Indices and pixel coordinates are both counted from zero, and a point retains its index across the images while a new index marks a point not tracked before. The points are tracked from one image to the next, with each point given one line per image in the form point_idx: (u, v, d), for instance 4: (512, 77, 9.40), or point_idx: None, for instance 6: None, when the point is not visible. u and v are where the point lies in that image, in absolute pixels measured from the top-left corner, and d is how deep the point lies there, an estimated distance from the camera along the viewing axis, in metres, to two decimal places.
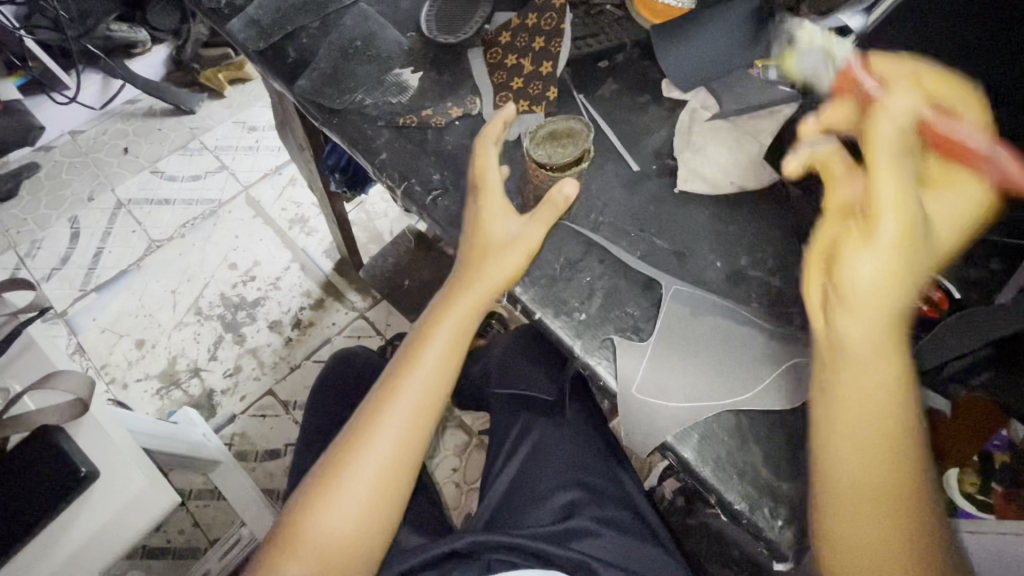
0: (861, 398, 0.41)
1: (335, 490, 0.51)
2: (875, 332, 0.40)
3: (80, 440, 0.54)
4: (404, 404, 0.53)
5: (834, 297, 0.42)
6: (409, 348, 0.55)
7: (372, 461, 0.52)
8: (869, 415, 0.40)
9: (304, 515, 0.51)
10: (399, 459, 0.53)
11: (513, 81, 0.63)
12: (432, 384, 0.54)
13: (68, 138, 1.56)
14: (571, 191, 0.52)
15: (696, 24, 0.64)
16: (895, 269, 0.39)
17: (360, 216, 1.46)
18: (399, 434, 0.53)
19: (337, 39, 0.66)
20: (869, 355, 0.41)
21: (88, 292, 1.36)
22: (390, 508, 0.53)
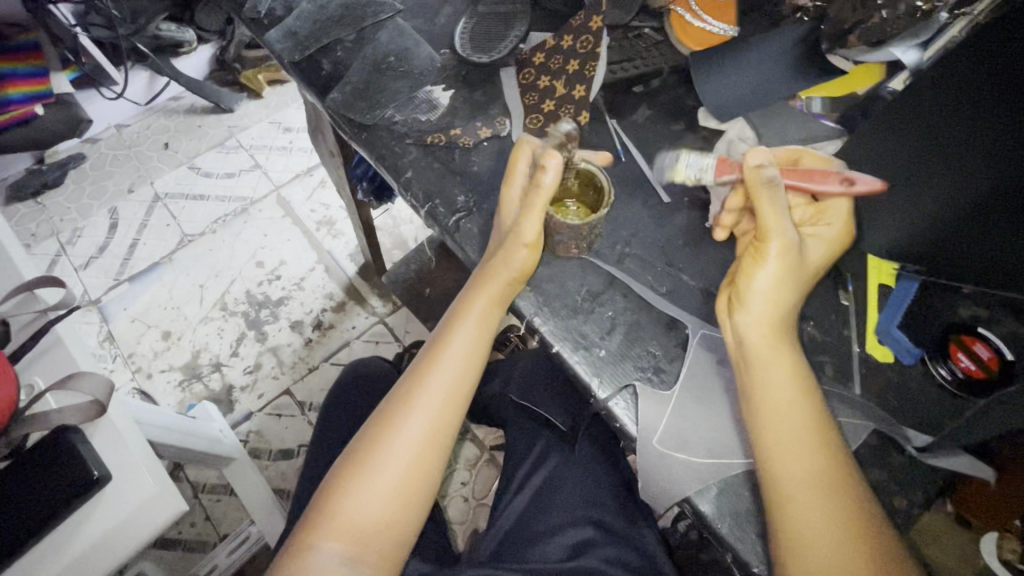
0: (784, 427, 0.43)
1: (360, 483, 0.50)
2: (778, 375, 0.44)
3: (96, 441, 0.54)
4: (429, 400, 0.52)
5: (740, 356, 0.46)
6: (440, 335, 0.55)
7: (397, 456, 0.51)
8: (802, 449, 0.42)
9: (334, 500, 0.50)
10: (423, 453, 0.51)
11: (545, 104, 0.62)
12: (461, 377, 0.53)
13: (114, 131, 1.62)
14: (552, 166, 0.48)
15: (739, 54, 0.62)
16: (774, 322, 0.45)
17: (386, 221, 1.46)
18: (429, 420, 0.52)
19: (372, 54, 0.66)
20: (787, 394, 0.44)
21: (122, 282, 1.40)
22: (419, 495, 0.52)
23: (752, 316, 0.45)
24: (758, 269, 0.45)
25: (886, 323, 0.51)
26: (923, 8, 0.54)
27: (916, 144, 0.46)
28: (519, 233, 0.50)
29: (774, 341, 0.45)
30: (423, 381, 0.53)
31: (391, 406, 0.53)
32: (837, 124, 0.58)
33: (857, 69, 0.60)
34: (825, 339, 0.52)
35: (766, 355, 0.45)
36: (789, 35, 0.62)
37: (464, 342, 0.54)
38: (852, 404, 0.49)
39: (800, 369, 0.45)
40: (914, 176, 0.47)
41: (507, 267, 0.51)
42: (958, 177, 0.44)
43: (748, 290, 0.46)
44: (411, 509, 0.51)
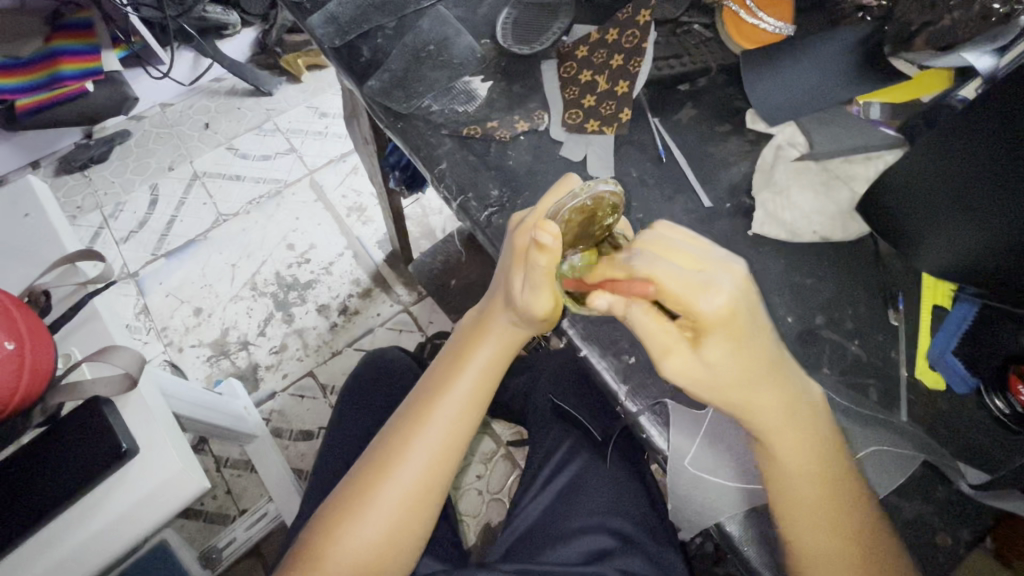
0: (812, 487, 0.41)
1: (366, 503, 0.51)
2: (791, 441, 0.41)
3: (127, 413, 0.56)
4: (436, 431, 0.53)
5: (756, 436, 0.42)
6: (445, 368, 0.56)
7: (401, 482, 0.51)
8: (825, 509, 0.41)
9: (335, 531, 0.50)
10: (425, 484, 0.52)
11: (585, 99, 0.60)
12: (466, 409, 0.54)
13: (158, 110, 1.66)
14: (549, 240, 0.42)
15: (795, 54, 0.59)
16: (747, 389, 0.40)
17: (416, 211, 1.46)
18: (431, 455, 0.52)
19: (411, 42, 0.65)
20: (799, 463, 0.41)
21: (158, 257, 1.44)
22: (419, 523, 0.52)
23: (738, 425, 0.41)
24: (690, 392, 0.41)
25: (939, 348, 0.48)
26: (999, 11, 0.50)
27: (968, 173, 0.44)
28: (531, 309, 0.48)
29: (784, 417, 0.40)
30: (430, 411, 0.53)
31: (398, 428, 0.54)
32: (898, 132, 0.54)
33: (922, 75, 0.56)
34: (871, 360, 0.49)
35: (766, 423, 0.41)
36: (850, 36, 0.59)
37: (473, 377, 0.54)
38: (899, 433, 0.46)
39: (801, 423, 0.41)
40: (953, 206, 0.46)
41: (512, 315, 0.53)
42: (1015, 204, 0.42)
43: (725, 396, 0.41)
44: (414, 530, 0.52)
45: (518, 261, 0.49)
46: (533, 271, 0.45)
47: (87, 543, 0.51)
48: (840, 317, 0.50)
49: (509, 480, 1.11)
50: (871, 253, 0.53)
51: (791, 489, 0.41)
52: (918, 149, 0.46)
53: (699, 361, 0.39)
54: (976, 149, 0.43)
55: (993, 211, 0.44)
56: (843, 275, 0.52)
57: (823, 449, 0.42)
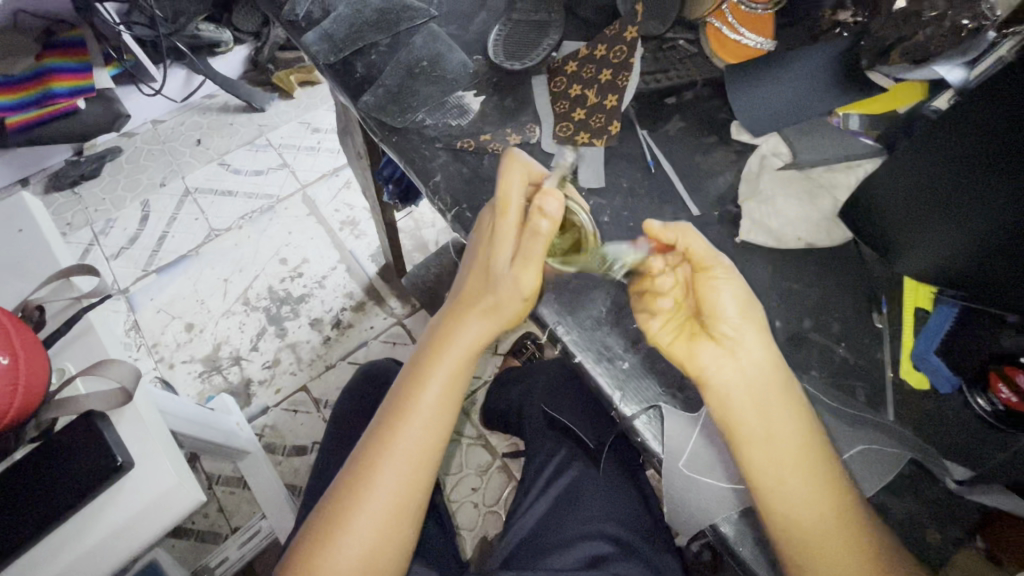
0: (789, 465, 0.42)
1: (343, 531, 0.50)
2: (781, 417, 0.43)
3: (122, 428, 0.55)
4: (406, 447, 0.51)
5: (748, 401, 0.43)
6: (407, 384, 0.54)
7: (375, 505, 0.50)
8: (805, 489, 0.42)
9: (316, 554, 0.50)
10: (401, 501, 0.51)
11: (576, 112, 0.62)
12: (435, 423, 0.53)
13: (150, 127, 1.66)
14: (553, 208, 0.49)
15: (776, 68, 0.61)
16: (767, 344, 0.44)
17: (409, 223, 1.48)
18: (404, 471, 0.51)
19: (405, 58, 0.67)
20: (792, 448, 0.42)
21: (149, 273, 1.43)
22: (399, 540, 0.51)
23: (752, 342, 0.44)
24: (721, 291, 0.45)
25: (923, 349, 0.49)
26: (969, 26, 0.53)
27: (925, 189, 0.48)
28: (517, 286, 0.49)
29: (776, 375, 0.44)
30: (399, 429, 0.52)
31: (367, 448, 0.52)
32: (875, 143, 0.56)
33: (897, 86, 0.58)
34: (858, 361, 0.50)
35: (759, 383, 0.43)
36: (828, 50, 0.61)
37: (438, 387, 0.53)
38: (886, 431, 0.47)
39: (784, 382, 0.44)
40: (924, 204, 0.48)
41: (485, 316, 0.52)
42: (988, 210, 0.44)
43: (709, 311, 0.45)
44: (395, 552, 0.51)
45: (502, 236, 0.51)
46: (527, 242, 0.49)
47: (82, 560, 0.51)
48: (827, 320, 0.52)
49: (505, 492, 1.10)
50: (855, 257, 0.54)
51: (771, 465, 0.42)
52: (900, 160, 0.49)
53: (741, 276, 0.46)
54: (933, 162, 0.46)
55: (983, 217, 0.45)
56: (829, 280, 0.53)
57: (802, 410, 0.44)
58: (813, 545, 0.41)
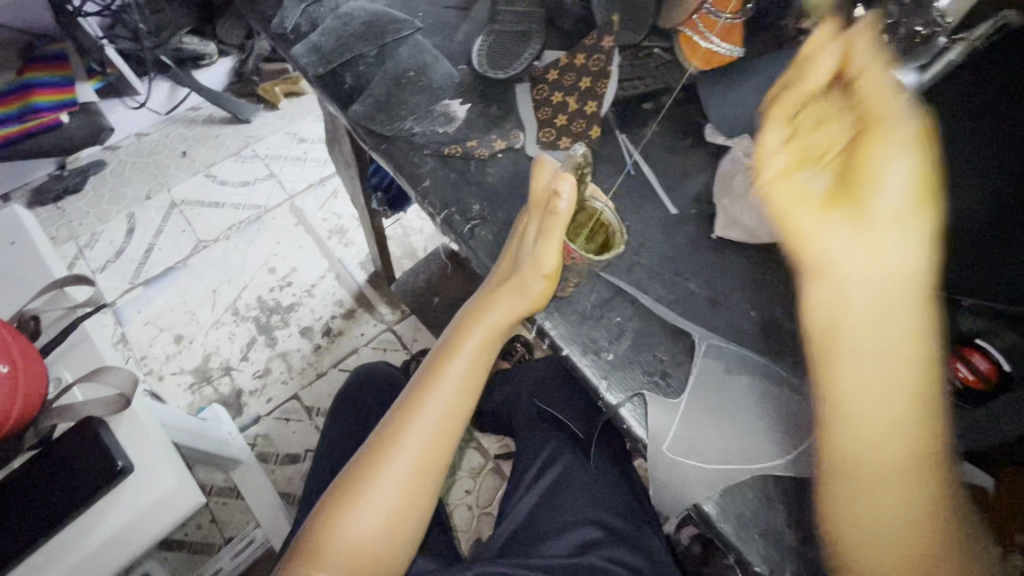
0: (890, 386, 0.39)
1: (364, 495, 0.52)
2: (899, 332, 0.38)
3: (120, 433, 0.56)
4: (427, 421, 0.54)
5: (880, 301, 0.38)
6: (436, 358, 0.57)
7: (393, 476, 0.53)
8: (898, 417, 0.39)
9: (332, 523, 0.52)
10: (417, 477, 0.54)
11: (558, 119, 0.65)
12: (456, 402, 0.55)
13: (134, 139, 1.66)
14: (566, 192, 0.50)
15: (745, 72, 0.65)
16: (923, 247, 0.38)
17: (397, 231, 1.49)
18: (423, 446, 0.54)
19: (392, 69, 0.69)
20: (900, 372, 0.38)
21: (137, 285, 1.43)
22: (411, 514, 0.54)
23: (902, 236, 0.38)
24: (888, 162, 0.39)
25: None
26: (921, 33, 0.55)
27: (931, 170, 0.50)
28: (537, 263, 0.52)
29: (914, 287, 0.39)
30: (422, 402, 0.54)
31: (392, 420, 0.55)
32: None
33: None
34: None
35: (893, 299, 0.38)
36: (794, 57, 0.65)
37: (463, 363, 0.56)
38: None
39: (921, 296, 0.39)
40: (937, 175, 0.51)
41: (514, 295, 0.54)
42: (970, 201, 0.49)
43: (871, 173, 0.39)
44: (413, 515, 0.54)
45: (535, 212, 0.54)
46: (547, 222, 0.51)
47: (80, 565, 0.52)
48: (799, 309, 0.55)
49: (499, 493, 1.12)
50: None
51: (873, 381, 0.39)
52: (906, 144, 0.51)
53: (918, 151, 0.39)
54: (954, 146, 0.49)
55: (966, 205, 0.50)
56: None
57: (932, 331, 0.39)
58: (871, 479, 0.39)
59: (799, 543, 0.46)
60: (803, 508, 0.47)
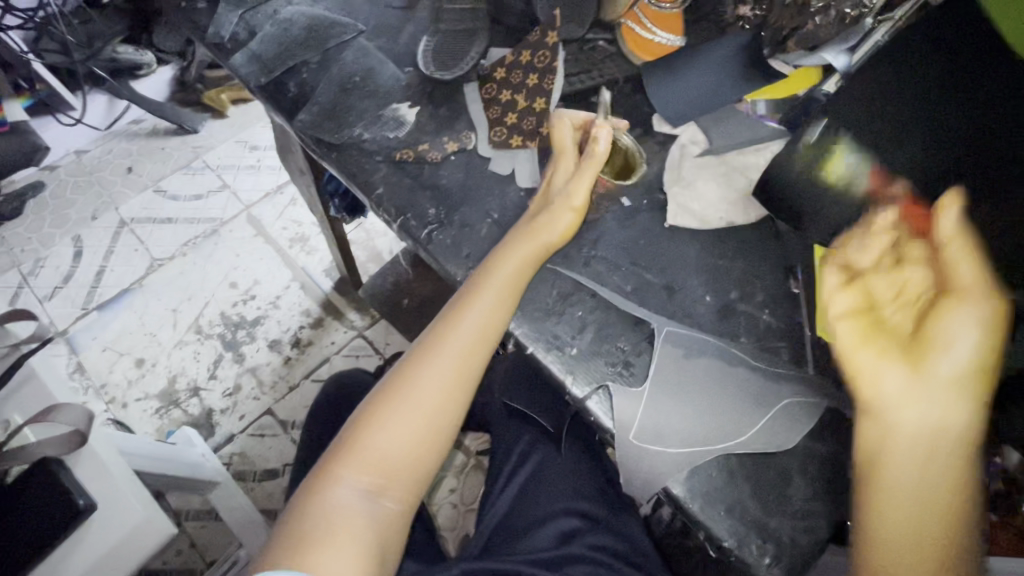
0: (921, 474, 0.43)
1: (386, 417, 0.54)
2: (943, 413, 0.43)
3: (81, 472, 0.54)
4: (460, 341, 0.55)
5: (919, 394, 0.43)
6: (473, 279, 0.55)
7: (428, 389, 0.54)
8: (930, 497, 0.43)
9: (363, 431, 0.54)
10: (449, 393, 0.55)
11: (508, 116, 0.65)
12: (487, 326, 0.54)
13: (73, 157, 1.57)
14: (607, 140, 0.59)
15: (687, 62, 0.66)
16: (971, 382, 0.43)
17: (360, 235, 1.47)
18: (456, 365, 0.55)
19: (337, 74, 0.68)
20: (939, 464, 0.43)
21: (90, 311, 1.37)
22: (441, 432, 0.55)
23: (963, 348, 0.42)
24: (957, 321, 0.43)
25: None
26: (852, 13, 0.59)
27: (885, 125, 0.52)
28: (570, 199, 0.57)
29: (960, 400, 0.42)
30: (455, 322, 0.55)
31: (428, 337, 0.56)
32: (781, 125, 0.61)
33: (795, 72, 0.63)
34: (780, 325, 0.56)
35: (938, 426, 0.43)
36: (735, 41, 0.66)
37: (494, 293, 0.54)
38: (808, 385, 0.53)
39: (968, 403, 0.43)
40: (909, 128, 0.51)
41: (551, 227, 0.56)
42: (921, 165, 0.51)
43: (938, 327, 0.44)
44: (445, 430, 0.55)
45: (563, 152, 0.60)
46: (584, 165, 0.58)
47: None
48: (750, 290, 0.57)
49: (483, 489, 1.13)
50: (772, 231, 0.60)
51: (900, 465, 0.43)
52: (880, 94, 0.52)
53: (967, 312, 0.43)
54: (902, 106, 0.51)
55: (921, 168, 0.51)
56: (752, 254, 0.59)
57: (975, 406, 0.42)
58: (896, 564, 0.43)
59: (764, 515, 0.48)
60: (765, 481, 0.49)
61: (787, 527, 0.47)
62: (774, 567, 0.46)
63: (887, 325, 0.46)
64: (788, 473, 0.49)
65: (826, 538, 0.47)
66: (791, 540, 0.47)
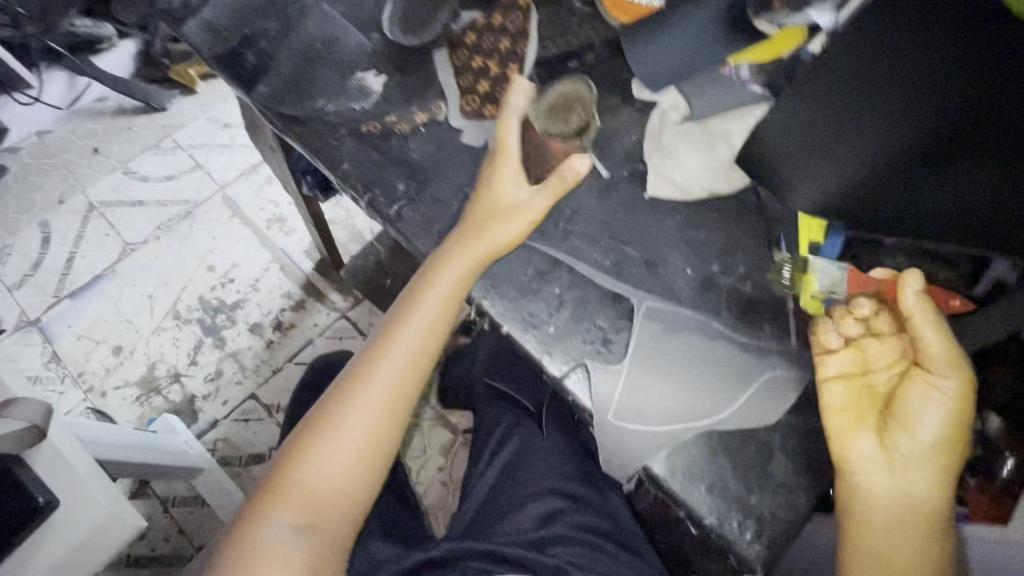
0: (897, 531, 0.46)
1: (324, 442, 0.54)
2: (920, 475, 0.45)
3: (41, 468, 0.55)
4: (394, 364, 0.54)
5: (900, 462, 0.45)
6: (404, 302, 0.55)
7: (362, 414, 0.54)
8: (904, 547, 0.46)
9: (297, 458, 0.54)
10: (384, 416, 0.54)
11: (480, 85, 0.62)
12: (422, 348, 0.54)
13: (35, 139, 1.52)
14: (581, 167, 0.54)
15: (666, 23, 0.61)
16: (945, 448, 0.45)
17: (339, 214, 1.42)
18: (390, 388, 0.54)
19: (297, 42, 0.64)
20: (914, 518, 0.46)
21: (62, 298, 1.33)
22: (377, 457, 0.55)
23: (937, 419, 0.44)
24: (930, 397, 0.45)
25: (815, 278, 0.54)
26: None
27: (850, 94, 0.49)
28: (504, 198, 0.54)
29: (933, 465, 0.45)
30: (389, 345, 0.54)
31: (361, 361, 0.56)
32: (764, 89, 0.59)
33: (780, 33, 0.58)
34: (764, 297, 0.54)
35: (907, 493, 0.46)
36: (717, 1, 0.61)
37: (426, 313, 0.54)
38: (790, 358, 0.52)
39: (942, 467, 0.45)
40: (889, 99, 0.47)
41: (487, 236, 0.52)
42: (898, 132, 0.47)
43: (912, 402, 0.45)
44: (381, 454, 0.55)
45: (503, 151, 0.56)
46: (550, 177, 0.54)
47: None
48: (733, 262, 0.55)
49: None
50: (755, 201, 0.58)
51: (883, 523, 0.46)
52: (845, 59, 0.48)
53: (940, 388, 0.45)
54: (871, 68, 0.47)
55: (898, 132, 0.47)
56: (735, 225, 0.57)
57: (945, 469, 0.45)
58: None
59: (745, 491, 0.47)
60: (747, 456, 0.48)
61: (767, 503, 0.47)
62: (756, 542, 0.46)
63: (870, 393, 0.48)
64: (770, 449, 0.48)
65: (806, 512, 0.47)
66: (773, 515, 0.47)
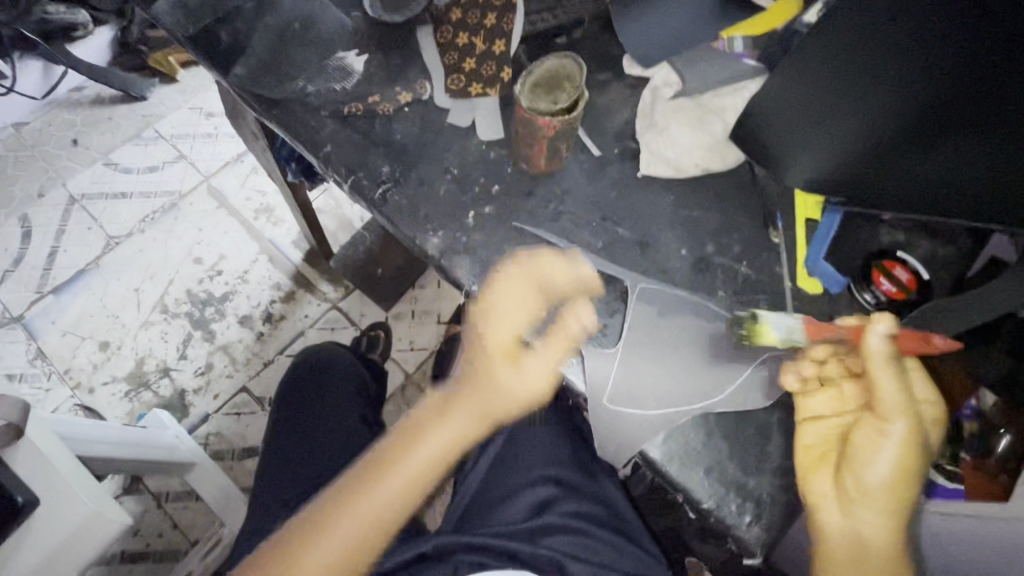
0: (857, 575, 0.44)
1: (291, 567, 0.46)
2: (872, 521, 0.44)
3: (19, 466, 0.54)
4: (386, 492, 0.47)
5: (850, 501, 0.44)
6: (409, 426, 0.48)
7: (337, 541, 0.46)
8: None
9: None
10: (361, 544, 0.47)
11: (465, 62, 0.59)
12: (418, 478, 0.47)
13: (11, 131, 1.47)
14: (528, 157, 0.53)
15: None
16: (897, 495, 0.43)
17: (327, 202, 1.39)
18: (374, 515, 0.47)
19: (274, 21, 0.61)
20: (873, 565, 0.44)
21: (45, 294, 1.30)
22: None
23: (886, 464, 0.43)
24: (879, 447, 0.43)
25: (814, 256, 0.53)
26: None
27: (848, 66, 0.46)
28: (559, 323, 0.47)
29: (890, 509, 0.44)
30: (386, 471, 0.47)
31: (350, 479, 0.48)
32: (758, 63, 0.57)
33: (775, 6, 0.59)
34: (759, 277, 0.53)
35: (862, 539, 0.44)
36: None
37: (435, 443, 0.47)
38: None
39: (894, 510, 0.44)
40: (886, 71, 0.45)
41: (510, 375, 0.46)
42: (898, 103, 0.45)
43: (860, 452, 0.44)
44: None
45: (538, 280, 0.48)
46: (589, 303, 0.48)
47: None
48: (728, 241, 0.54)
49: None
50: (749, 177, 0.56)
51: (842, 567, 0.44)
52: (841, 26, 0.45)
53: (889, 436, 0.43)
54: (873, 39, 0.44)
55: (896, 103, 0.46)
56: (729, 203, 0.55)
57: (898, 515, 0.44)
58: None
59: (743, 474, 0.46)
60: (743, 438, 0.47)
61: (765, 485, 0.46)
62: (754, 525, 0.45)
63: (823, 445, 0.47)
64: (766, 431, 0.48)
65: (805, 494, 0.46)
66: (770, 497, 0.46)
